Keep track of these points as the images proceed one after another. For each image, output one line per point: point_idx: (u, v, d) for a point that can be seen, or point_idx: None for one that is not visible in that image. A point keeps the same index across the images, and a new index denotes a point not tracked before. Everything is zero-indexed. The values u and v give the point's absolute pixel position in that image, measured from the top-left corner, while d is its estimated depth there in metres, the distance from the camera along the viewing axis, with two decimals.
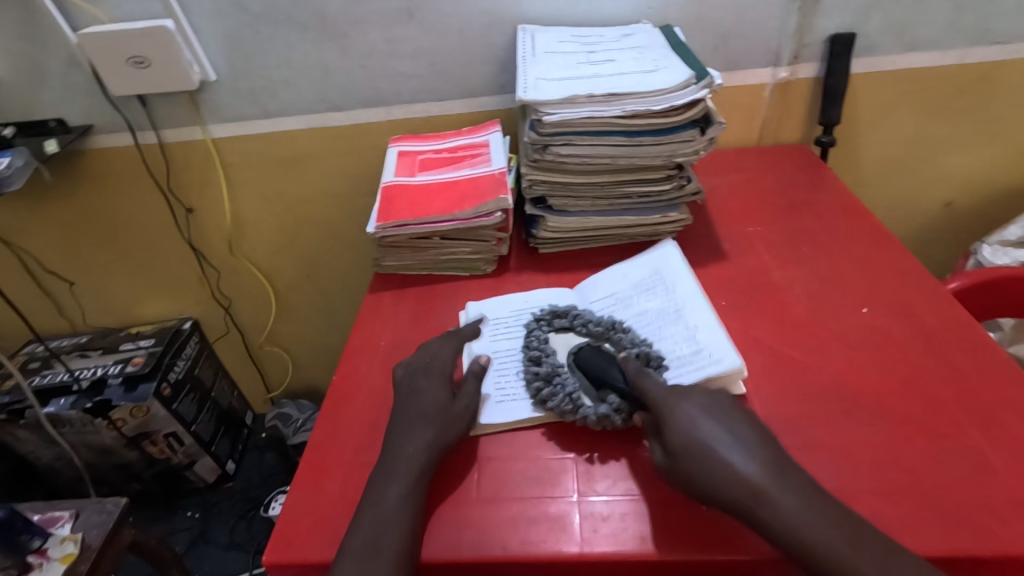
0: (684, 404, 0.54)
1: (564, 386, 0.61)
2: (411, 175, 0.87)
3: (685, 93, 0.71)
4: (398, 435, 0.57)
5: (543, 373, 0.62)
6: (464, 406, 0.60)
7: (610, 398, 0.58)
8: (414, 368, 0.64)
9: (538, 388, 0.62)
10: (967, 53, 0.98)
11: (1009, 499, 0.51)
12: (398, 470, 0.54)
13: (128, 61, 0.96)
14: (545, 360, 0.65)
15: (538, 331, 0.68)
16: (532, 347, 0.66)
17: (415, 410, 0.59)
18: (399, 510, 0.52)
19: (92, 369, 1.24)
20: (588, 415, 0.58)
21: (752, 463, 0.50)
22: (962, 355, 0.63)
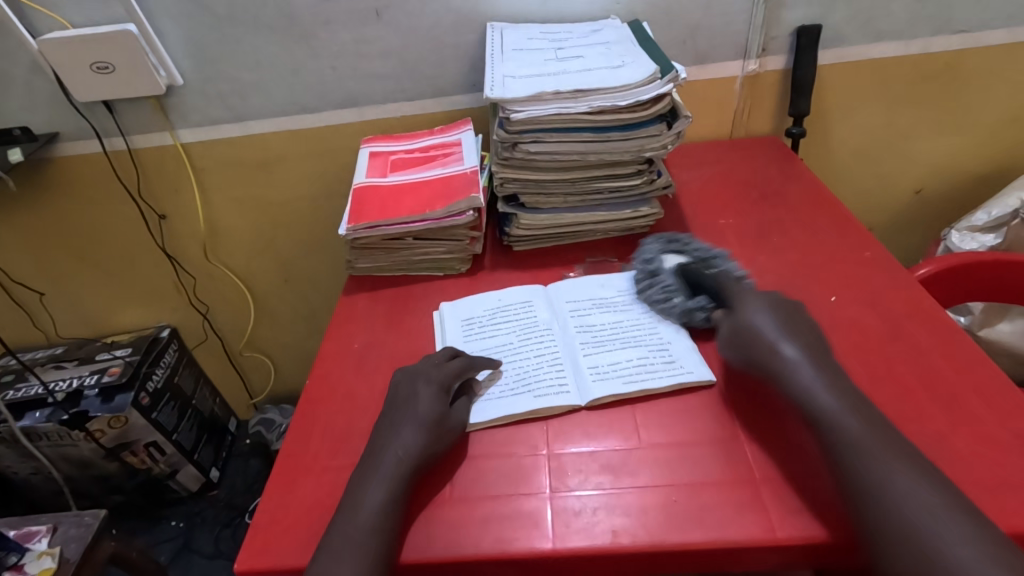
0: (755, 302, 0.62)
1: (663, 284, 0.71)
2: (383, 176, 0.86)
3: (651, 88, 0.71)
4: (385, 437, 0.57)
5: (649, 272, 0.73)
6: (452, 426, 0.59)
7: (699, 300, 0.67)
8: (418, 374, 0.63)
9: (643, 283, 0.73)
10: (931, 43, 0.99)
11: (971, 480, 0.52)
12: (381, 472, 0.54)
13: (92, 66, 0.94)
14: (651, 263, 0.74)
15: (651, 245, 0.77)
16: (643, 253, 0.76)
17: (406, 415, 0.59)
18: (376, 512, 0.51)
19: (68, 380, 1.22)
20: (677, 311, 0.68)
21: (797, 351, 0.57)
22: (926, 341, 0.64)
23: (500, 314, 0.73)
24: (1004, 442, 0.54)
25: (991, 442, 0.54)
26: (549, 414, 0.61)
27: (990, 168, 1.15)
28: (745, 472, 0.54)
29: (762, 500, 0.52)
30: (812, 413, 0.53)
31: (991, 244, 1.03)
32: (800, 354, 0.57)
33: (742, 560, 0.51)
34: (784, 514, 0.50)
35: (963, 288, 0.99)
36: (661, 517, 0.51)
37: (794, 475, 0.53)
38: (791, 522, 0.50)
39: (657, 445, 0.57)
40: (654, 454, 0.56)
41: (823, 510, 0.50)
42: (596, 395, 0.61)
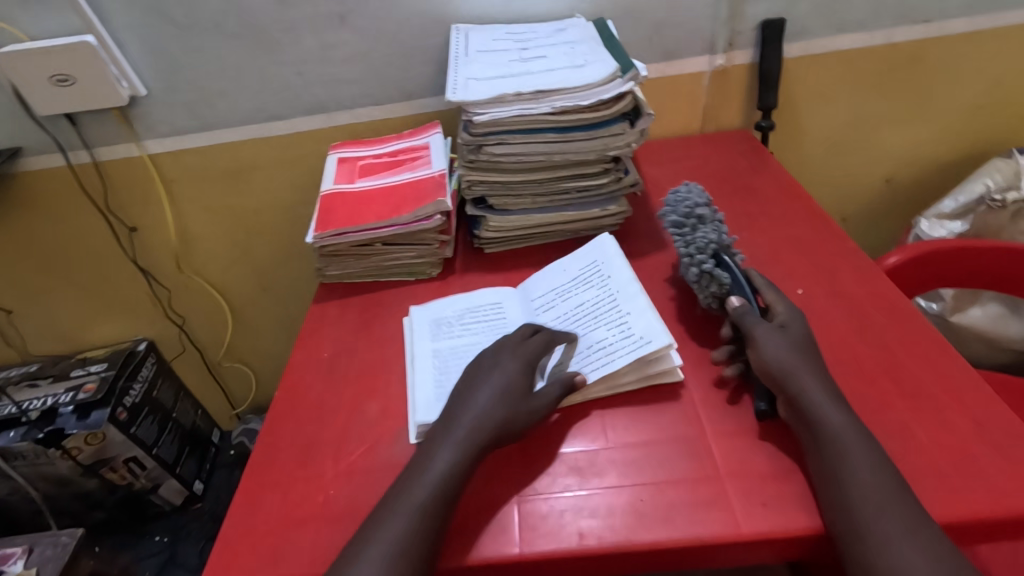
0: (788, 321, 0.60)
1: (705, 236, 0.68)
2: (351, 181, 0.86)
3: (612, 87, 0.71)
4: (463, 404, 0.58)
5: (696, 216, 0.70)
6: (540, 405, 0.58)
7: (726, 274, 0.65)
8: (505, 346, 0.63)
9: (686, 224, 0.70)
10: (894, 33, 1.00)
11: (932, 468, 0.53)
12: (455, 440, 0.55)
13: (51, 79, 0.93)
14: (695, 210, 0.70)
15: (697, 189, 0.74)
16: (690, 193, 0.73)
17: (490, 386, 0.59)
18: (441, 480, 0.52)
19: (42, 399, 1.20)
20: (702, 268, 0.65)
21: (818, 388, 0.54)
22: (890, 331, 0.65)
23: (471, 314, 0.73)
24: (963, 429, 0.55)
25: (950, 430, 0.55)
26: None
27: (959, 156, 1.17)
28: (710, 468, 0.54)
29: (726, 496, 0.52)
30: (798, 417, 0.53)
31: (959, 231, 1.04)
32: (825, 397, 0.53)
33: (708, 557, 0.51)
34: (748, 509, 0.51)
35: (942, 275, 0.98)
36: (628, 518, 0.51)
37: (757, 470, 0.53)
38: (754, 519, 0.50)
39: (624, 446, 0.57)
40: (622, 453, 0.56)
41: (787, 504, 0.51)
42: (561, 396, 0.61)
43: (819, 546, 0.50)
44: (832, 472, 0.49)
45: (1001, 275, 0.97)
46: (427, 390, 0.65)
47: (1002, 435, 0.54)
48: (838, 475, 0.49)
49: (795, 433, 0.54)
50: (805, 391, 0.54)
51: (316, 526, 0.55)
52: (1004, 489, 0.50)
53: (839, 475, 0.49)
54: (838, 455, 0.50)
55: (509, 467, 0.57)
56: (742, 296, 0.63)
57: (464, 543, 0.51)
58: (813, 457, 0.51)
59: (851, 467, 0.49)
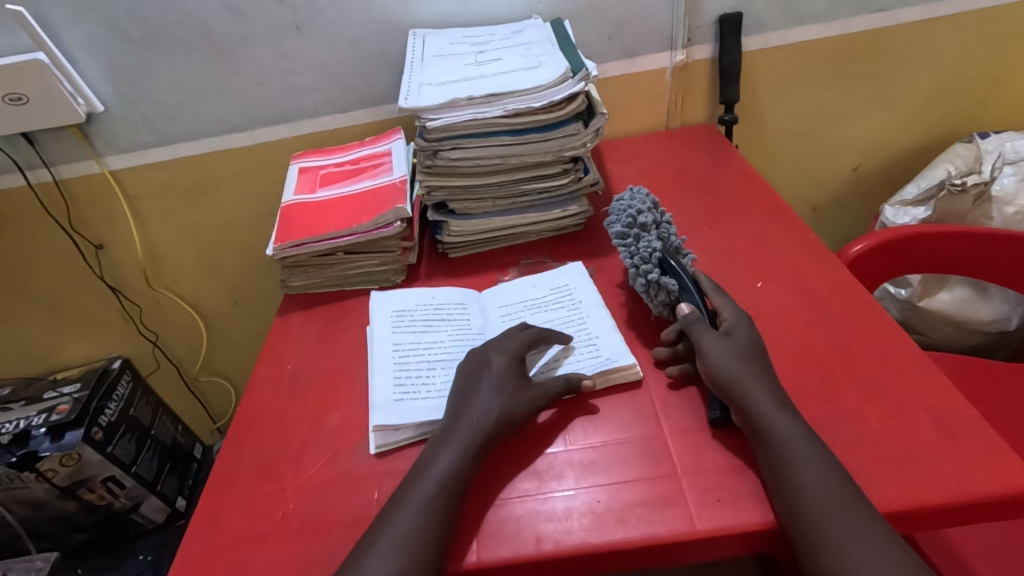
0: (733, 327, 0.60)
1: (649, 244, 0.68)
2: (312, 191, 0.85)
3: (563, 88, 0.72)
4: (462, 402, 0.59)
5: (639, 224, 0.70)
6: (535, 395, 0.59)
7: (672, 280, 0.65)
8: (492, 344, 0.64)
9: (630, 234, 0.70)
10: (851, 23, 1.01)
11: (885, 456, 0.53)
12: (454, 437, 0.56)
13: (4, 98, 0.91)
14: (637, 217, 0.70)
15: (640, 195, 0.74)
16: (635, 200, 0.73)
17: (484, 384, 0.60)
18: (444, 477, 0.53)
19: (14, 422, 1.18)
20: (649, 277, 0.66)
21: (767, 397, 0.54)
22: (847, 321, 0.66)
23: (434, 313, 0.73)
24: (916, 417, 0.56)
25: (904, 417, 0.56)
26: None
27: (923, 142, 1.18)
28: (668, 467, 0.54)
29: (683, 495, 0.52)
30: (750, 421, 0.53)
31: (923, 217, 1.05)
32: (774, 406, 0.54)
33: (666, 556, 0.51)
34: (705, 507, 0.51)
35: (914, 260, 0.99)
36: (587, 520, 0.51)
37: (714, 466, 0.54)
38: (710, 516, 0.50)
39: (584, 447, 0.57)
40: (583, 455, 0.57)
41: (740, 499, 0.51)
42: None
43: (776, 540, 0.50)
44: (781, 472, 0.50)
45: (974, 260, 0.97)
46: (386, 385, 0.64)
47: (955, 421, 0.55)
48: (785, 473, 0.50)
49: (749, 439, 0.54)
50: (752, 396, 0.54)
51: (277, 541, 0.54)
52: (956, 473, 0.51)
53: (788, 473, 0.50)
54: (786, 454, 0.51)
55: (514, 458, 0.57)
56: (690, 302, 0.64)
57: (472, 533, 0.52)
58: (763, 460, 0.52)
59: (798, 465, 0.50)
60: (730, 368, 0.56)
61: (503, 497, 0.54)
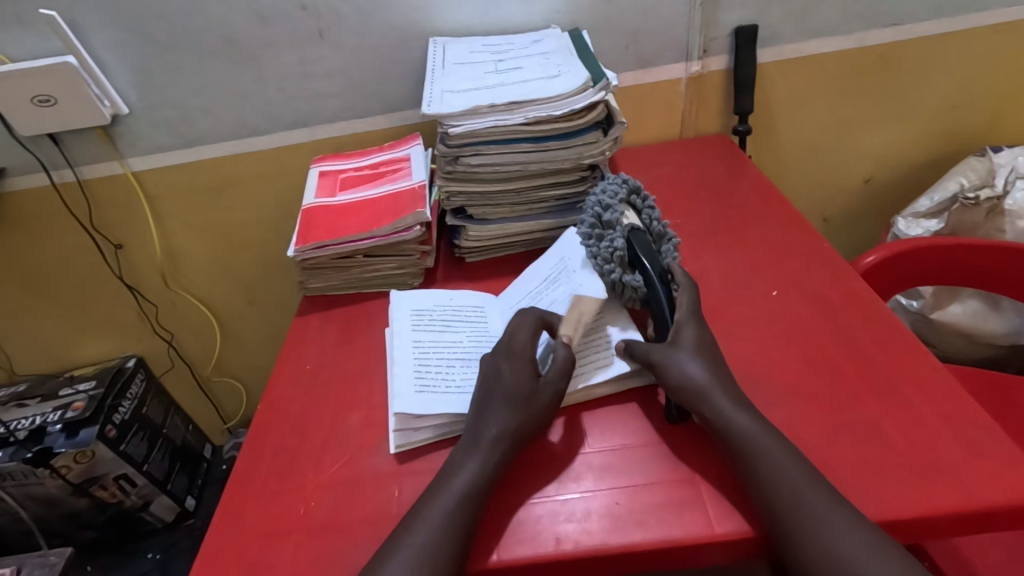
0: (683, 326, 0.61)
1: (611, 244, 0.68)
2: (332, 194, 0.87)
3: (583, 96, 0.73)
4: (482, 412, 0.59)
5: (604, 223, 0.70)
6: (548, 396, 0.59)
7: (638, 278, 0.66)
8: (501, 349, 0.63)
9: (594, 234, 0.70)
10: (865, 37, 1.02)
11: (901, 464, 0.54)
12: (477, 448, 0.56)
13: (33, 100, 0.93)
14: (605, 214, 0.71)
15: (613, 187, 0.73)
16: (605, 193, 0.73)
17: (500, 390, 0.59)
18: (467, 489, 0.53)
19: (30, 418, 1.19)
20: (613, 278, 0.67)
21: (744, 417, 0.54)
22: (862, 329, 0.66)
23: (451, 314, 0.74)
24: (932, 426, 0.56)
25: (920, 426, 0.56)
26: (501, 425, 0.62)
27: (936, 154, 1.18)
28: (686, 469, 0.55)
29: (698, 498, 0.53)
30: (729, 441, 0.53)
31: (935, 229, 1.06)
32: (754, 425, 0.53)
33: (684, 559, 0.51)
34: (723, 510, 0.52)
35: (926, 272, 0.99)
36: (605, 522, 0.52)
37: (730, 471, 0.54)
38: (728, 519, 0.51)
39: (602, 450, 0.58)
40: (601, 458, 0.57)
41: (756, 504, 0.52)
42: None
43: None
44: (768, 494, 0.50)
45: (984, 272, 0.97)
46: (406, 378, 0.65)
47: (970, 429, 0.55)
48: (769, 492, 0.50)
49: (712, 438, 0.56)
50: (730, 416, 0.54)
51: (298, 537, 0.55)
52: (973, 481, 0.51)
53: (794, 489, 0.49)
54: (768, 475, 0.50)
55: (537, 463, 0.58)
56: (653, 297, 0.65)
57: (490, 537, 0.52)
58: (736, 465, 0.53)
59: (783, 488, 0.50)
60: (672, 368, 0.58)
61: (522, 498, 0.55)
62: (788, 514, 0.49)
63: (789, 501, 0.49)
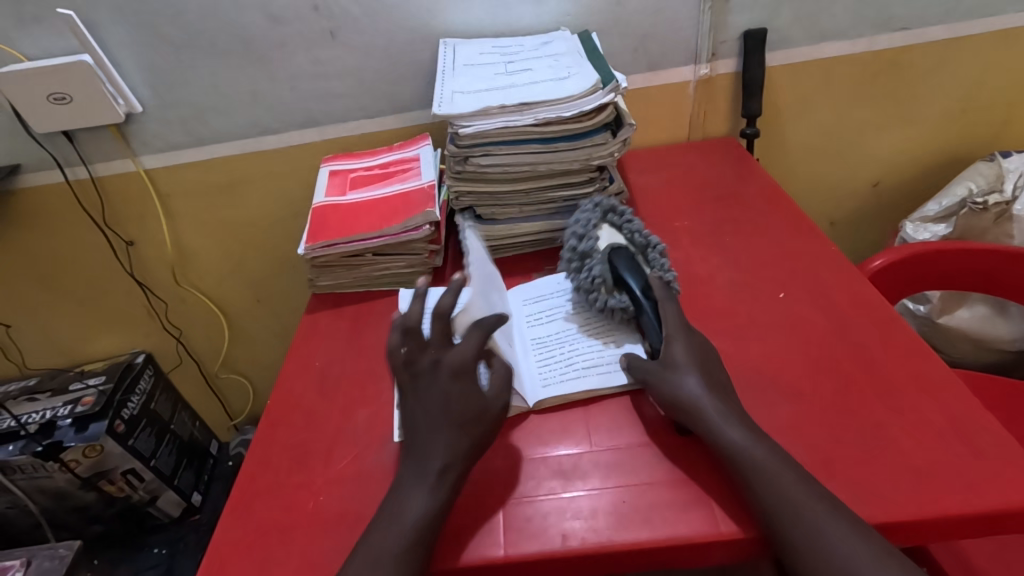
0: (674, 343, 0.61)
1: (591, 270, 0.70)
2: (342, 193, 0.88)
3: (593, 98, 0.73)
4: (429, 437, 0.56)
5: (581, 252, 0.73)
6: (494, 415, 0.57)
7: (622, 297, 0.67)
8: (439, 364, 0.59)
9: (574, 266, 0.73)
10: (874, 41, 1.02)
11: (908, 466, 0.54)
12: (426, 479, 0.54)
13: (49, 98, 0.95)
14: (583, 241, 0.73)
15: (586, 214, 0.75)
16: (581, 222, 0.75)
17: (446, 412, 0.56)
18: (419, 525, 0.51)
19: (41, 412, 1.21)
20: (599, 304, 0.68)
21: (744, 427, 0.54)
22: (869, 331, 0.66)
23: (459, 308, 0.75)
24: (939, 428, 0.56)
25: (927, 428, 0.56)
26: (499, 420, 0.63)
27: (944, 158, 1.18)
28: (694, 467, 0.56)
29: (706, 495, 0.53)
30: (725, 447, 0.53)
31: (943, 234, 1.05)
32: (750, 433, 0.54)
33: (690, 557, 0.52)
34: (730, 509, 0.52)
35: (933, 277, 0.99)
36: (611, 519, 0.53)
37: None
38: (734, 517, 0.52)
39: (609, 448, 0.58)
40: (607, 456, 0.58)
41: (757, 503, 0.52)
42: (542, 398, 0.63)
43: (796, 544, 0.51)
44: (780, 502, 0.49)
45: (992, 277, 0.97)
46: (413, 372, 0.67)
47: (977, 433, 0.55)
48: (777, 491, 0.50)
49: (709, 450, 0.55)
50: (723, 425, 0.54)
51: (307, 530, 0.56)
52: (980, 484, 0.51)
53: (799, 492, 0.50)
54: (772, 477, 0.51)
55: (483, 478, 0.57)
56: (640, 314, 0.65)
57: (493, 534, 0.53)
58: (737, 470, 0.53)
59: (795, 493, 0.50)
60: (669, 385, 0.58)
61: (527, 497, 0.55)
62: (792, 515, 0.49)
63: (793, 501, 0.49)
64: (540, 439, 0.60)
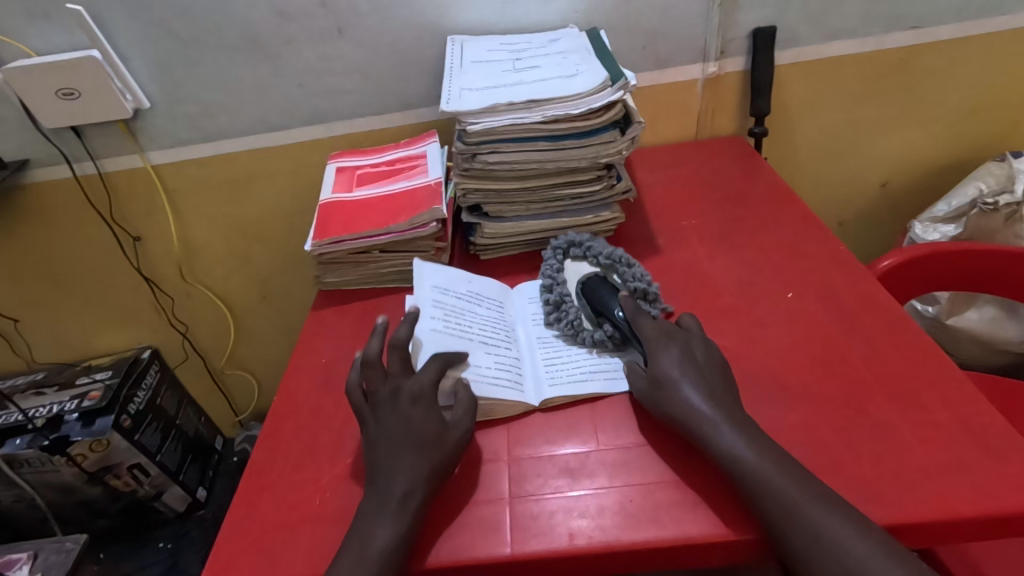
0: (667, 355, 0.60)
1: (570, 311, 0.71)
2: (349, 190, 0.87)
3: (602, 96, 0.73)
4: (388, 465, 0.55)
5: (554, 299, 0.73)
6: (456, 438, 0.57)
7: (606, 326, 0.68)
8: (399, 391, 0.60)
9: (552, 315, 0.72)
10: (885, 39, 1.02)
11: (918, 468, 0.53)
12: (387, 506, 0.53)
13: (58, 93, 0.95)
14: (555, 287, 0.74)
15: (552, 256, 0.78)
16: (548, 272, 0.77)
17: (405, 437, 0.56)
18: (385, 552, 0.50)
19: (48, 406, 1.21)
20: (590, 338, 0.68)
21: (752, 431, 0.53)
22: (879, 332, 0.66)
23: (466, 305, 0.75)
24: (951, 431, 0.56)
25: (938, 430, 0.56)
26: (506, 417, 0.63)
27: (953, 159, 1.17)
28: (701, 467, 0.55)
29: (713, 496, 0.53)
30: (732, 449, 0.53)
31: (953, 234, 1.05)
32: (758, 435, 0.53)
33: (698, 558, 0.51)
34: (737, 510, 0.52)
35: (942, 278, 0.99)
36: (618, 518, 0.52)
37: None
38: (744, 521, 0.51)
39: (615, 448, 0.58)
40: (614, 455, 0.58)
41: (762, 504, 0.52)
42: (548, 396, 0.63)
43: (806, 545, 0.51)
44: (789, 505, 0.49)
45: (1001, 279, 0.96)
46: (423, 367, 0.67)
47: (989, 435, 0.55)
48: (786, 491, 0.49)
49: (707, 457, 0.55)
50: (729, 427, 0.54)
51: (314, 526, 0.56)
52: (992, 486, 0.51)
53: (809, 494, 0.49)
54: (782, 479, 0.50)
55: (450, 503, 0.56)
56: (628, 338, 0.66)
57: (497, 533, 0.53)
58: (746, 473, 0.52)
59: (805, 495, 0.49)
60: (671, 401, 0.57)
61: (533, 495, 0.55)
62: (802, 517, 0.48)
63: (805, 500, 0.49)
64: (547, 438, 0.60)
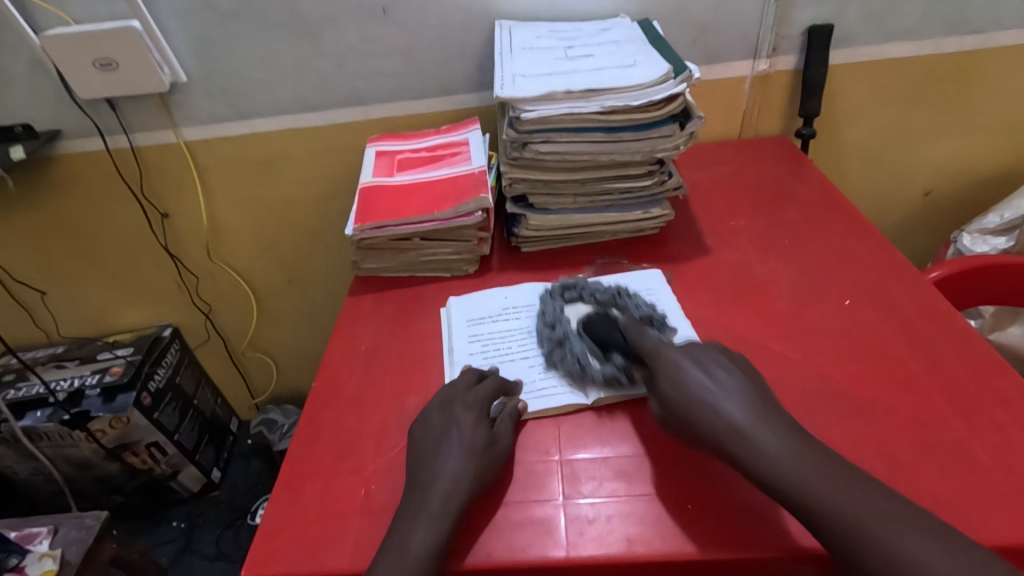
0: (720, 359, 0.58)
1: (574, 352, 0.64)
2: (389, 174, 0.85)
3: (663, 87, 0.70)
4: (432, 467, 0.54)
5: (555, 338, 0.66)
6: (503, 449, 0.56)
7: (615, 360, 0.62)
8: (453, 400, 0.60)
9: (552, 357, 0.65)
10: (944, 43, 0.98)
11: (991, 489, 0.51)
12: (427, 508, 0.51)
13: (95, 63, 0.93)
14: (556, 326, 0.67)
15: (549, 299, 0.71)
16: (546, 313, 0.69)
17: (453, 441, 0.56)
18: (425, 555, 0.48)
19: (69, 380, 1.20)
20: (599, 376, 0.62)
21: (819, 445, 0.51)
22: (943, 345, 0.64)
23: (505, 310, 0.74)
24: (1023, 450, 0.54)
25: (1009, 450, 0.54)
26: (557, 412, 0.61)
27: (1001, 169, 1.14)
28: None
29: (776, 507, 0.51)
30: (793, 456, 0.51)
31: (1003, 247, 1.02)
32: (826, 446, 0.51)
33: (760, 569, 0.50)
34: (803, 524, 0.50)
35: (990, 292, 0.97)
36: (676, 526, 0.51)
37: None
38: (806, 538, 0.49)
39: (671, 450, 0.57)
40: (671, 459, 0.56)
41: None
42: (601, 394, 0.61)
43: None
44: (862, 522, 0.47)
45: None
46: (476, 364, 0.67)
47: None
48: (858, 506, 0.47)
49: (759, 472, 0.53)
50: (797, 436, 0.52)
51: (358, 518, 0.55)
52: None
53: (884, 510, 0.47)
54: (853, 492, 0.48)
55: (488, 508, 0.54)
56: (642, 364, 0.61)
57: (552, 535, 0.51)
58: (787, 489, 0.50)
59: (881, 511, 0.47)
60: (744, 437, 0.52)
61: (586, 496, 0.54)
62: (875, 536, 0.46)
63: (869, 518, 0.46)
64: (600, 438, 0.59)
